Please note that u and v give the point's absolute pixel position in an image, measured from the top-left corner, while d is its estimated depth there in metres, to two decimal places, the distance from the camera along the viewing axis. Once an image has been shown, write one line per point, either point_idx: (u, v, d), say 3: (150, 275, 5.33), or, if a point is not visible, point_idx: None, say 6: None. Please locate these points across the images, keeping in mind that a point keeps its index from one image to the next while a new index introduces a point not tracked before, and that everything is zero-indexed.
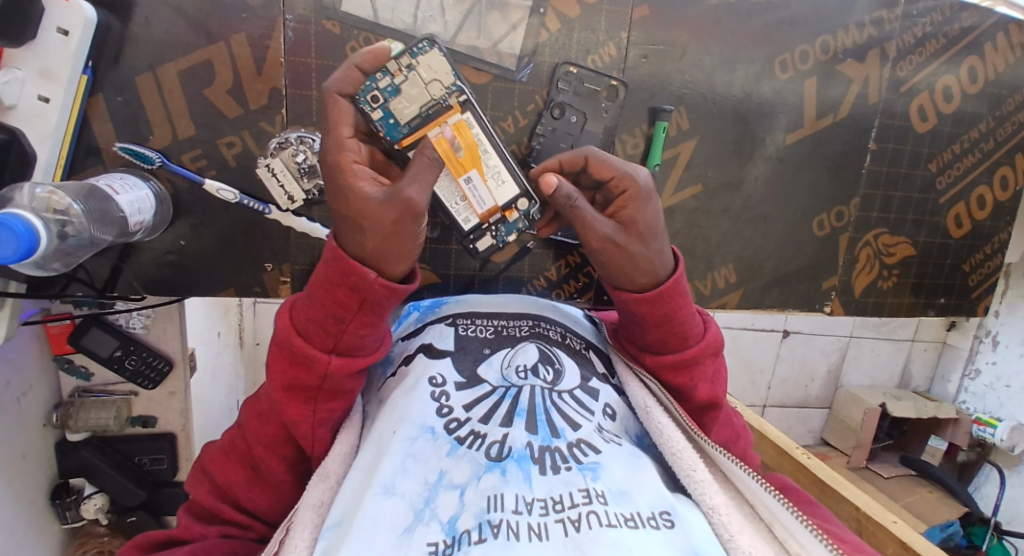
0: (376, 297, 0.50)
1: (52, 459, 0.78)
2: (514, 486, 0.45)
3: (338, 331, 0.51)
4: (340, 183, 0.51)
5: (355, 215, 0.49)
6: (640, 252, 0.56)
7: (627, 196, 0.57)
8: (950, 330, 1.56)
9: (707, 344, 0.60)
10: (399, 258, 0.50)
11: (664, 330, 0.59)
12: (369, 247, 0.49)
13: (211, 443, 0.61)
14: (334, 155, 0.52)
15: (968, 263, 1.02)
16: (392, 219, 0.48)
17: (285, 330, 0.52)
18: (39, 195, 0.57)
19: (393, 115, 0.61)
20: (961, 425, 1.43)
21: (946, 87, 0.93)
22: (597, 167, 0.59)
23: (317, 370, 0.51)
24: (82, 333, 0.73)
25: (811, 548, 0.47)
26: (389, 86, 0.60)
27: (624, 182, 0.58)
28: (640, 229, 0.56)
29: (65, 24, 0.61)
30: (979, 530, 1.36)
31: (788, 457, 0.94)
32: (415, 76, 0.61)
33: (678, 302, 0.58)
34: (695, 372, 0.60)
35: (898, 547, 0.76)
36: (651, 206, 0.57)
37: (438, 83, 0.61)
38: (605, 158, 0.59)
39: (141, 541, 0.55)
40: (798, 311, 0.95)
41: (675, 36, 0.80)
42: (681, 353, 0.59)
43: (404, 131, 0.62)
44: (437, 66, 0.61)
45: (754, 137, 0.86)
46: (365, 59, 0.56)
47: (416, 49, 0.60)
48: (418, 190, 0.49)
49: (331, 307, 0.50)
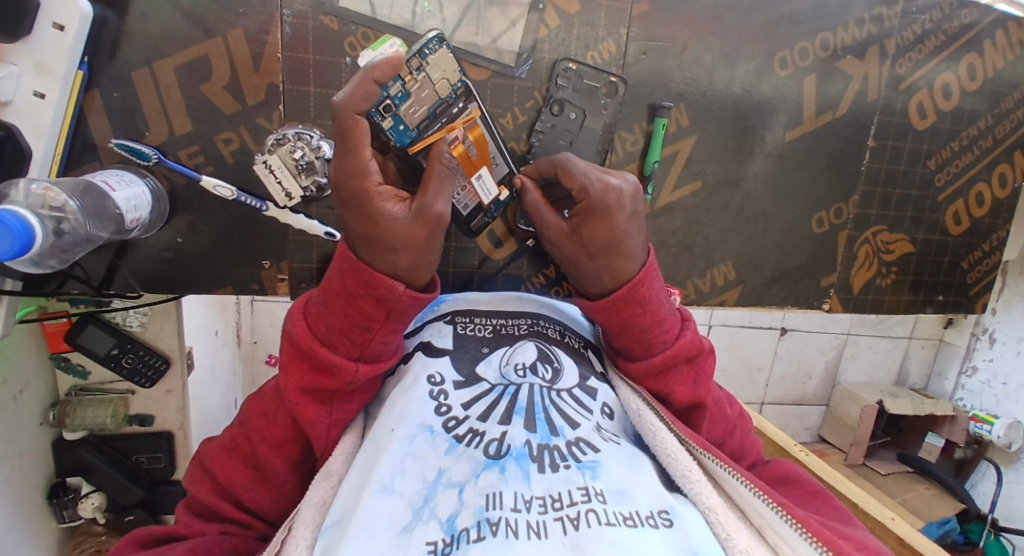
0: (402, 307, 0.51)
1: (49, 457, 0.77)
2: (513, 484, 0.45)
3: (363, 339, 0.52)
4: (363, 208, 0.50)
5: (385, 237, 0.50)
6: (578, 266, 0.61)
7: (582, 209, 0.60)
8: (947, 327, 1.57)
9: (677, 352, 0.59)
10: (428, 267, 0.53)
11: (628, 337, 0.59)
12: (401, 264, 0.51)
13: (210, 440, 0.61)
14: (356, 180, 0.51)
15: (966, 261, 1.02)
16: (423, 235, 0.51)
17: (305, 337, 0.51)
18: (35, 191, 0.58)
19: (403, 121, 0.62)
20: (958, 422, 1.45)
21: (945, 84, 0.93)
22: (565, 176, 0.62)
23: (343, 376, 0.51)
24: (78, 331, 0.72)
25: (800, 550, 0.47)
26: (400, 92, 0.61)
27: (581, 194, 0.60)
28: (587, 243, 0.59)
29: (61, 19, 0.60)
30: (976, 527, 1.36)
31: (785, 454, 0.93)
32: (425, 77, 0.62)
33: (635, 309, 0.58)
34: (670, 377, 0.60)
35: (897, 544, 0.76)
36: (599, 220, 0.58)
37: (445, 82, 0.63)
38: (571, 167, 0.62)
39: (140, 537, 0.55)
40: (796, 308, 0.95)
41: (675, 32, 0.79)
42: (648, 361, 0.59)
43: (412, 135, 0.63)
44: (445, 65, 0.62)
45: (753, 134, 0.86)
46: (381, 70, 0.52)
47: (425, 50, 0.61)
48: (444, 203, 0.53)
49: (355, 317, 0.51)
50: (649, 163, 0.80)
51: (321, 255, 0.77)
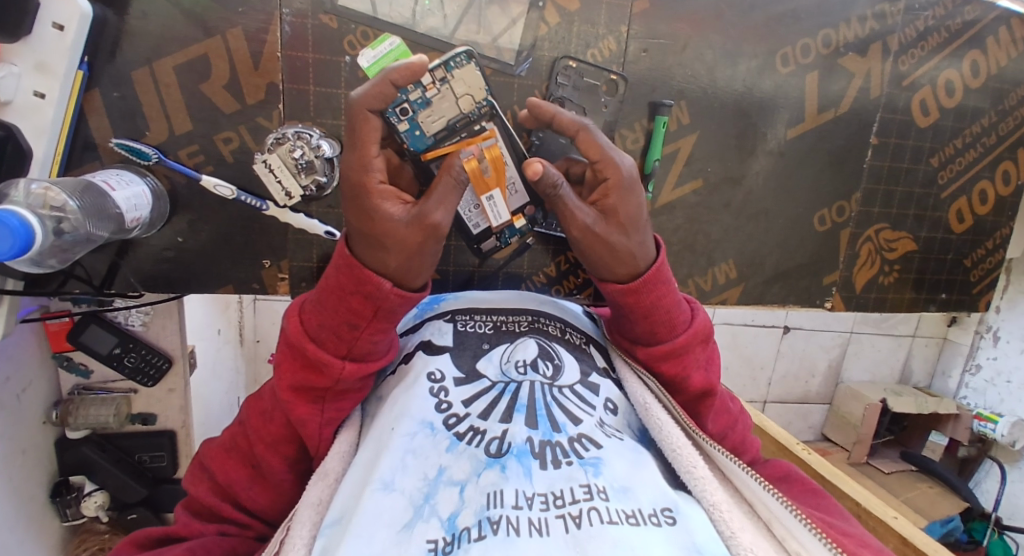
0: (390, 305, 0.51)
1: (52, 455, 0.78)
2: (514, 482, 0.45)
3: (351, 337, 0.52)
4: (361, 203, 0.51)
5: (380, 235, 0.50)
6: (610, 248, 0.57)
7: (610, 186, 0.58)
8: (951, 325, 1.56)
9: (695, 332, 0.60)
10: (420, 271, 0.52)
11: (653, 321, 0.59)
12: (391, 264, 0.51)
13: (210, 439, 0.61)
14: (358, 177, 0.52)
15: (970, 258, 1.02)
16: (416, 240, 0.50)
17: (298, 334, 0.52)
18: (35, 191, 0.58)
19: (420, 127, 0.62)
20: (962, 420, 1.43)
21: (948, 81, 0.92)
22: (586, 145, 0.59)
23: (332, 374, 0.51)
24: (81, 330, 0.73)
25: (811, 547, 0.47)
26: (420, 99, 0.60)
27: (607, 169, 0.58)
28: (621, 219, 0.57)
29: (60, 18, 0.60)
30: (979, 525, 1.36)
31: (788, 452, 0.92)
32: (448, 90, 0.61)
33: (660, 292, 0.59)
34: (686, 360, 0.60)
35: (898, 543, 0.75)
36: (633, 196, 0.58)
37: (469, 99, 0.62)
38: (596, 138, 0.59)
39: (140, 538, 0.55)
40: (798, 306, 0.95)
41: (676, 29, 0.79)
42: (670, 341, 0.59)
43: (428, 142, 0.63)
44: (470, 82, 0.62)
45: (755, 132, 0.85)
46: (400, 74, 0.53)
47: (451, 63, 0.60)
48: (443, 213, 0.52)
49: (345, 315, 0.51)
50: (649, 161, 0.80)
51: (321, 254, 0.77)
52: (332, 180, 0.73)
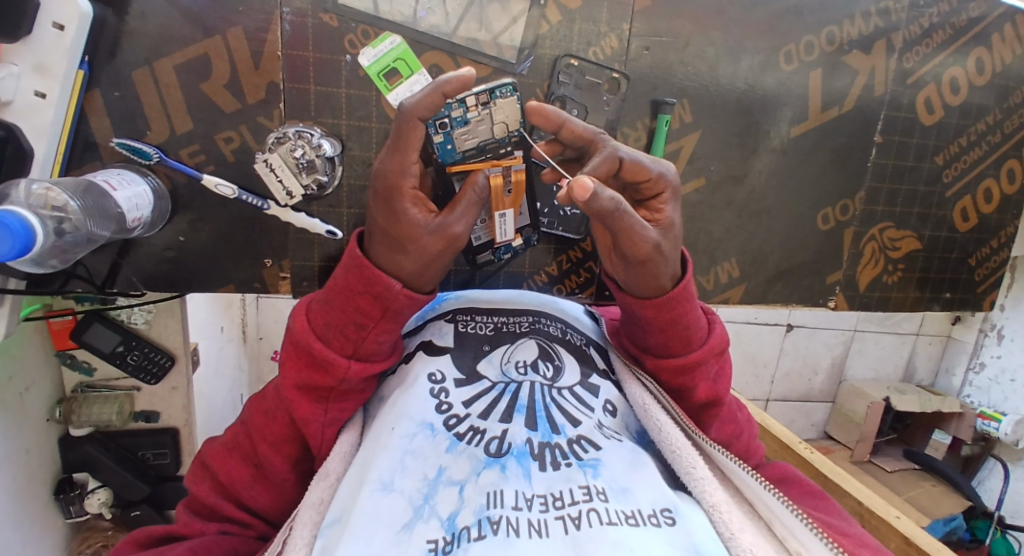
0: (398, 306, 0.51)
1: (55, 453, 0.78)
2: (513, 482, 0.45)
3: (358, 337, 0.52)
4: (392, 207, 0.50)
5: (406, 239, 0.50)
6: (664, 265, 0.55)
7: (660, 199, 0.58)
8: (954, 323, 1.55)
9: (709, 348, 0.59)
10: (433, 277, 0.53)
11: (668, 334, 0.58)
12: (408, 269, 0.52)
13: (212, 437, 0.61)
14: (391, 178, 0.51)
15: (974, 257, 1.01)
16: (437, 248, 0.51)
17: (303, 333, 0.52)
18: (36, 191, 0.58)
19: (453, 142, 0.58)
20: (965, 419, 1.42)
21: (953, 78, 0.91)
22: (635, 171, 0.55)
23: (336, 373, 0.51)
24: (84, 328, 0.73)
25: (811, 547, 0.47)
26: (460, 117, 0.56)
27: (657, 186, 0.57)
28: (671, 232, 0.56)
29: (60, 18, 0.60)
30: (982, 524, 1.34)
31: (791, 451, 0.92)
32: (487, 115, 0.56)
33: (682, 306, 0.58)
34: (697, 373, 0.59)
35: (901, 543, 0.75)
36: (679, 209, 0.59)
37: (503, 127, 0.58)
38: (638, 159, 0.55)
39: (141, 537, 0.55)
40: (801, 304, 0.95)
41: (677, 27, 0.79)
42: (684, 356, 0.59)
43: (457, 157, 0.59)
44: (510, 113, 0.57)
45: (757, 130, 0.85)
46: (453, 87, 0.49)
47: (496, 91, 0.56)
48: (464, 227, 0.52)
49: (352, 314, 0.51)
50: None
51: (322, 253, 0.76)
52: (333, 179, 0.74)
